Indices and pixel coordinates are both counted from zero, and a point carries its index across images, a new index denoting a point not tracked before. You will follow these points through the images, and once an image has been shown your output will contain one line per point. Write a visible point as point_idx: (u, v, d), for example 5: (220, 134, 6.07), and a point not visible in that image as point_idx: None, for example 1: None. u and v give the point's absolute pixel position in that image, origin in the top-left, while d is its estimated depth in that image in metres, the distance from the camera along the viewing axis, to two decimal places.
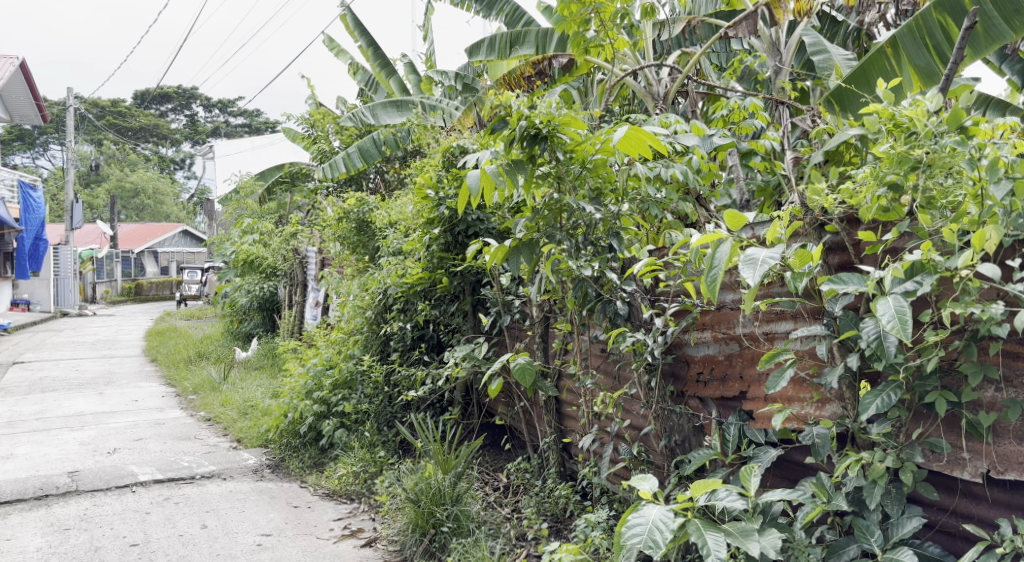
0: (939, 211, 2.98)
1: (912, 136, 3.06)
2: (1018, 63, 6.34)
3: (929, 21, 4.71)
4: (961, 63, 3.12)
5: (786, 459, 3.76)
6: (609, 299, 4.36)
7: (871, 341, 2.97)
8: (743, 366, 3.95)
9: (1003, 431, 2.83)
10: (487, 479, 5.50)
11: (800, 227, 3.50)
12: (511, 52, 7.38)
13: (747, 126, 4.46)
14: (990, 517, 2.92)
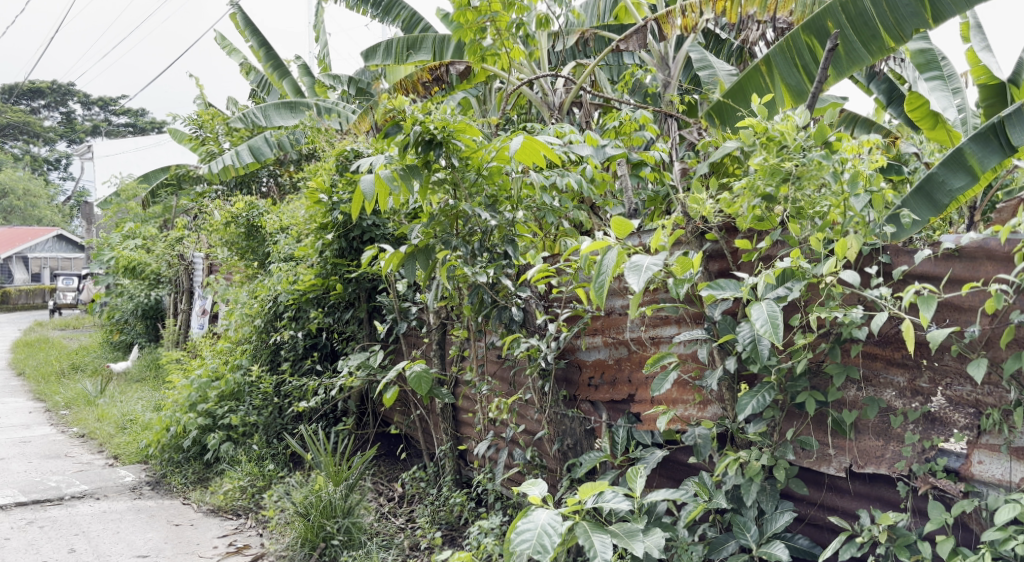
0: (808, 220, 3.14)
1: (783, 149, 3.19)
2: (886, 83, 6.58)
3: (797, 42, 4.69)
4: (825, 81, 3.32)
5: (671, 459, 3.88)
6: (504, 305, 4.39)
7: (746, 345, 3.11)
8: (631, 370, 4.05)
9: (864, 427, 3.02)
10: (382, 490, 5.42)
11: (682, 235, 3.63)
12: (409, 57, 7.31)
13: (638, 138, 4.63)
14: (853, 508, 3.11)
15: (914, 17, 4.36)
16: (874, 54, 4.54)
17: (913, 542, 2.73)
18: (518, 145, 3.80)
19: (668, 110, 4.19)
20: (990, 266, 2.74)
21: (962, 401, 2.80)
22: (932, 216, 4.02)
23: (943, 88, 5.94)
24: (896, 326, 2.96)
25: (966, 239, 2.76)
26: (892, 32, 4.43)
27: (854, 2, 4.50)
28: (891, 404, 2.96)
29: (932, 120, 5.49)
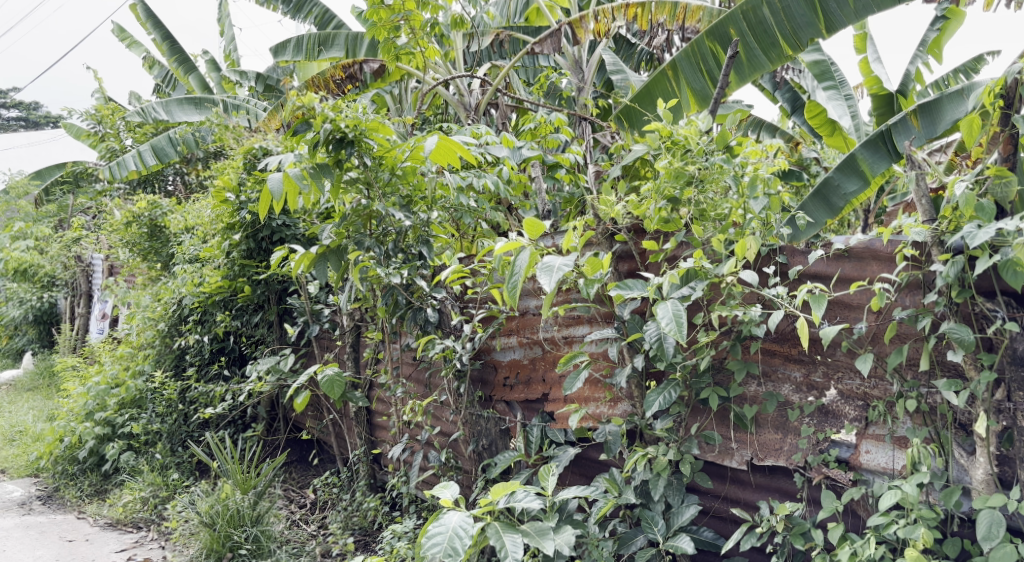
0: (710, 222, 3.26)
1: (687, 153, 3.27)
2: (792, 90, 6.47)
3: (703, 48, 4.73)
4: (726, 88, 3.45)
5: (583, 457, 3.93)
6: (419, 307, 4.36)
7: (652, 343, 3.16)
8: (545, 369, 4.09)
9: (764, 421, 3.14)
10: (293, 497, 5.30)
11: (593, 236, 3.69)
12: (320, 54, 7.14)
13: (552, 141, 4.61)
14: (754, 500, 3.22)
15: (810, 27, 4.49)
16: (774, 61, 4.64)
17: (807, 530, 2.86)
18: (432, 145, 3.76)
19: (582, 113, 4.23)
20: (876, 266, 2.89)
21: (853, 394, 2.95)
22: (828, 218, 4.32)
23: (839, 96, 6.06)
24: (791, 324, 3.09)
25: (855, 240, 2.90)
26: (791, 41, 4.55)
27: (754, 10, 4.58)
28: (788, 398, 3.09)
29: (829, 128, 5.79)
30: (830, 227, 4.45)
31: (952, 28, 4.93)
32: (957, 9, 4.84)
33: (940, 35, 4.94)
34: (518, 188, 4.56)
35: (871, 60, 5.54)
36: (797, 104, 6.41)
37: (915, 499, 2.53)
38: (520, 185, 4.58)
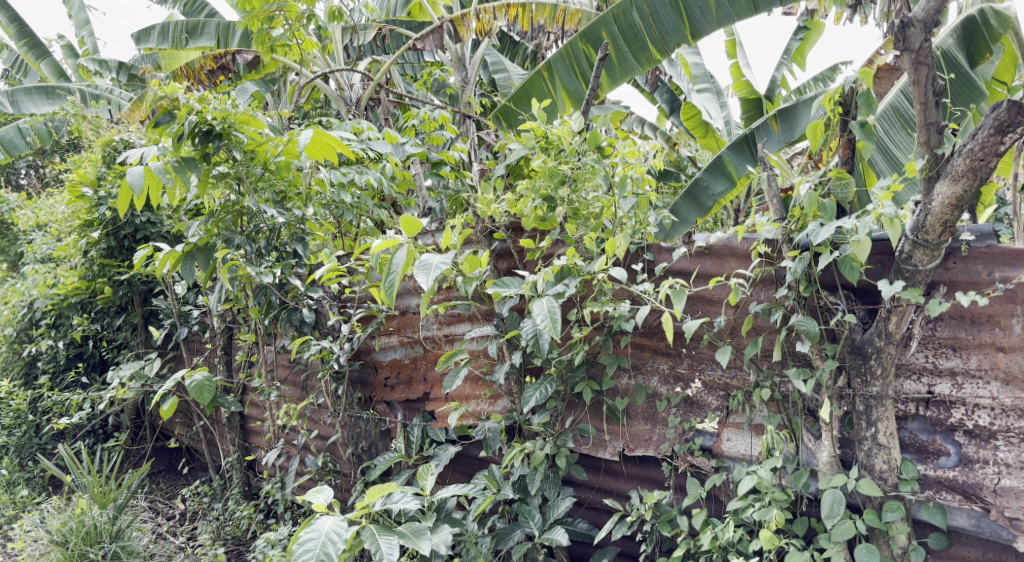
0: (582, 221, 3.34)
1: (561, 152, 3.30)
2: (669, 92, 6.26)
3: (576, 49, 4.47)
4: (598, 90, 3.54)
5: (464, 454, 3.92)
6: (295, 307, 4.20)
7: (528, 339, 3.18)
8: (427, 368, 4.03)
9: (634, 413, 3.26)
10: (160, 509, 5.04)
11: (472, 234, 3.70)
12: (187, 42, 6.71)
13: (437, 138, 4.50)
14: (626, 489, 3.33)
15: (677, 32, 4.23)
16: (643, 66, 4.37)
17: (674, 516, 2.98)
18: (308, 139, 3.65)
19: (465, 111, 4.19)
20: (734, 262, 3.05)
21: (715, 385, 3.10)
22: (698, 216, 4.42)
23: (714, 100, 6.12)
24: (658, 318, 3.20)
25: (715, 239, 3.04)
26: (659, 45, 4.27)
27: (624, 13, 4.30)
28: (657, 390, 3.21)
29: (703, 130, 5.83)
30: (702, 227, 4.57)
31: (813, 39, 5.22)
32: (818, 20, 5.14)
33: (802, 45, 5.24)
34: (401, 184, 4.50)
35: (741, 65, 5.78)
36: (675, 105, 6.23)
37: (769, 483, 2.68)
38: (403, 183, 4.53)
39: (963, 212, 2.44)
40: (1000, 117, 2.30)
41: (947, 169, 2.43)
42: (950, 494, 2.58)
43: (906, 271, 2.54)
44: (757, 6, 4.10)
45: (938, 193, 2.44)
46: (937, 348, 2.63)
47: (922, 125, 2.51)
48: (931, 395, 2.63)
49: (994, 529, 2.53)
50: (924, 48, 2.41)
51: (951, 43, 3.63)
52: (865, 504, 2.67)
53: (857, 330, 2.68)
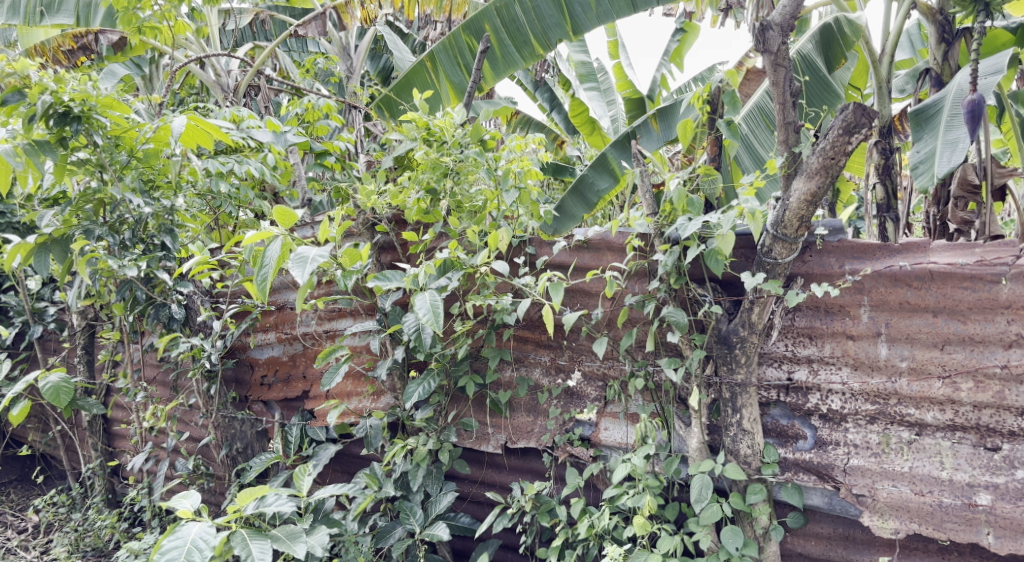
0: (466, 214, 3.30)
1: (442, 144, 3.27)
2: (551, 91, 6.17)
3: (459, 40, 4.27)
4: (480, 81, 3.60)
5: (344, 453, 3.82)
6: (162, 302, 3.94)
7: (411, 333, 3.13)
8: (306, 365, 3.90)
9: (517, 405, 3.28)
10: (11, 522, 4.67)
11: (353, 226, 3.59)
12: (41, 19, 5.69)
13: (321, 127, 4.30)
14: (508, 481, 3.35)
15: (558, 28, 4.06)
16: (526, 60, 4.18)
17: (553, 506, 3.02)
18: (181, 126, 3.45)
19: (350, 100, 4.05)
20: (610, 256, 3.12)
21: (594, 375, 3.17)
22: (585, 212, 4.32)
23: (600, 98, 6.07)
24: (539, 311, 3.24)
25: (592, 233, 3.09)
26: (543, 39, 4.07)
27: (506, 6, 4.09)
28: (539, 382, 3.26)
29: (590, 127, 5.84)
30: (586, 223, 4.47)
31: (690, 40, 5.40)
32: (693, 23, 5.31)
33: (679, 46, 5.41)
34: (284, 175, 4.29)
35: (624, 65, 5.82)
36: (557, 104, 6.15)
37: (643, 470, 2.75)
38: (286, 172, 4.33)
39: (817, 208, 2.58)
40: (847, 119, 2.45)
41: (803, 166, 2.56)
42: (807, 475, 2.71)
43: (767, 264, 2.68)
44: (636, 5, 3.94)
45: (795, 189, 2.57)
46: (795, 337, 2.78)
47: (781, 124, 2.64)
48: (791, 381, 2.78)
49: (844, 506, 2.68)
50: (782, 50, 2.53)
51: (810, 47, 3.82)
52: (731, 488, 2.80)
53: (723, 321, 2.80)
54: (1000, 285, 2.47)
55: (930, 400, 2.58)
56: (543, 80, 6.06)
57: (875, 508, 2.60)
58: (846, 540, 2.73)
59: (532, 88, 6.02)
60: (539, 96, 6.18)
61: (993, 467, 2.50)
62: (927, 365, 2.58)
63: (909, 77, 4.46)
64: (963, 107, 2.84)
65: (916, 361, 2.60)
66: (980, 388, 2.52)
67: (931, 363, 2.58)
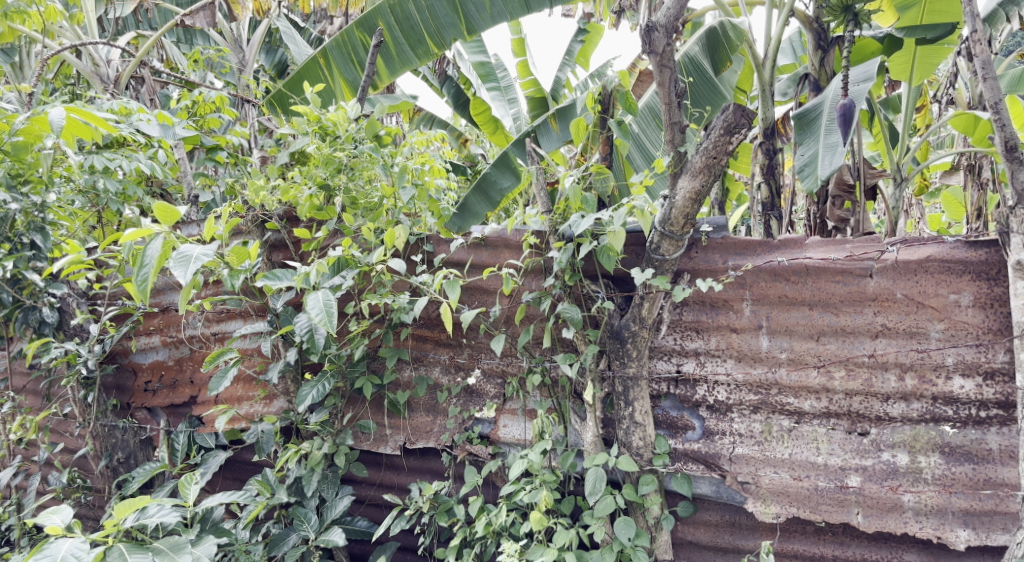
0: (360, 211, 3.23)
1: (335, 139, 3.18)
2: (456, 85, 5.91)
3: (352, 37, 4.14)
4: (373, 77, 3.52)
5: (235, 460, 3.68)
6: (31, 305, 3.68)
7: (303, 334, 3.02)
8: (194, 370, 3.73)
9: (416, 405, 3.25)
10: None
11: (242, 224, 3.45)
12: None
13: (214, 120, 4.12)
14: (406, 483, 3.32)
15: (453, 28, 3.99)
16: (421, 59, 4.09)
17: (451, 506, 3.00)
18: (59, 117, 3.21)
19: (243, 94, 3.87)
20: (507, 253, 3.12)
21: (493, 373, 3.18)
22: (489, 211, 4.22)
23: (502, 97, 5.84)
24: (436, 310, 3.21)
25: (489, 230, 3.09)
26: (438, 39, 4.00)
27: (399, 4, 3.97)
28: (438, 381, 3.24)
29: (493, 126, 5.79)
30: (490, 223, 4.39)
31: (593, 41, 5.47)
32: (597, 24, 5.38)
33: (584, 46, 5.45)
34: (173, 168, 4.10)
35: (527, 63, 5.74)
36: (464, 101, 5.91)
37: (539, 466, 2.78)
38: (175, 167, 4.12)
39: (701, 206, 2.66)
40: (727, 119, 2.51)
41: (687, 166, 2.63)
42: (695, 464, 2.79)
43: (655, 261, 2.76)
44: (529, 6, 3.93)
45: (680, 187, 2.65)
46: (683, 331, 2.88)
47: (668, 124, 2.68)
48: (680, 374, 2.88)
49: (731, 494, 2.77)
50: (666, 52, 2.60)
51: (697, 50, 3.94)
52: (625, 480, 2.86)
53: (615, 317, 2.87)
54: (868, 279, 2.62)
55: (807, 389, 2.71)
56: (448, 75, 5.78)
57: (758, 494, 2.70)
58: (733, 526, 2.83)
59: (438, 82, 5.73)
60: (444, 91, 5.91)
61: (863, 450, 2.64)
62: (804, 355, 2.71)
63: (789, 81, 4.71)
64: (836, 110, 3.00)
65: (794, 353, 2.73)
66: (851, 376, 2.66)
67: (808, 353, 2.71)
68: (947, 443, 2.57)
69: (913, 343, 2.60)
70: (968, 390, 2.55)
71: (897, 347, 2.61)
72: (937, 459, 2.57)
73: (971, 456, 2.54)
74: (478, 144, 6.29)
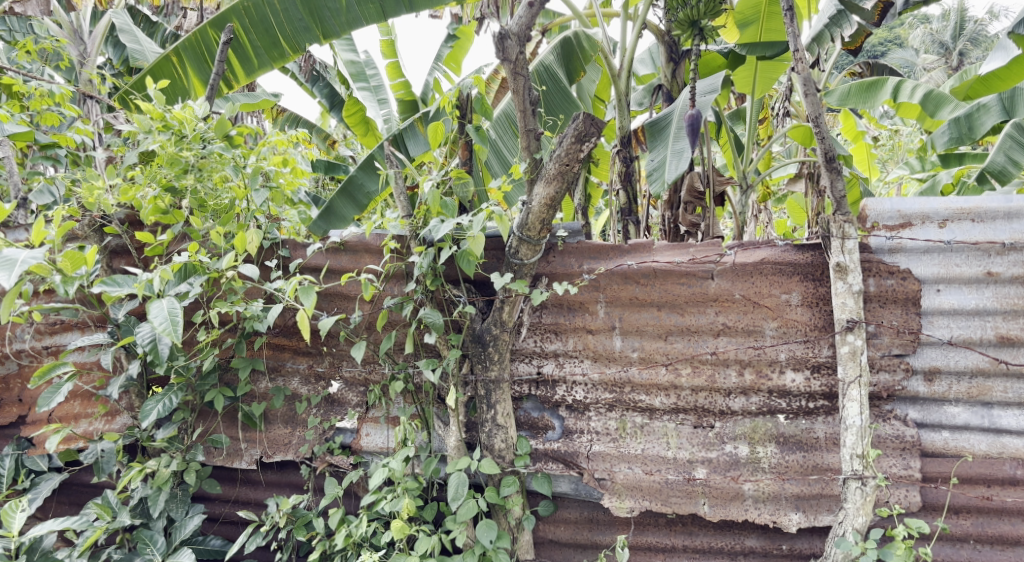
0: (210, 214, 3.09)
1: (180, 138, 3.00)
2: (329, 86, 5.72)
3: (204, 36, 3.90)
4: (221, 76, 3.39)
5: (72, 482, 3.41)
6: None
7: (145, 345, 2.84)
8: (22, 388, 3.40)
9: (273, 417, 3.14)
10: None
11: (76, 228, 3.22)
12: None
13: (52, 116, 3.75)
14: (263, 498, 3.20)
15: (308, 33, 3.77)
16: (276, 62, 3.89)
17: (310, 519, 2.91)
18: None
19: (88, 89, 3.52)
20: (368, 258, 3.08)
21: (354, 381, 3.12)
22: (355, 214, 3.98)
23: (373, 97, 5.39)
24: (293, 317, 3.12)
25: (348, 235, 3.04)
26: (293, 43, 3.80)
27: (253, 5, 3.74)
28: (296, 391, 3.16)
29: (365, 128, 5.41)
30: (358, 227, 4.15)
31: (463, 47, 5.32)
32: (465, 30, 5.29)
33: (454, 51, 5.31)
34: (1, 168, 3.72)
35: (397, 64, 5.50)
36: (337, 102, 5.72)
37: (400, 473, 2.74)
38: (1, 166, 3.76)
39: (557, 211, 2.73)
40: (579, 128, 2.58)
41: (542, 172, 2.69)
42: (555, 464, 2.85)
43: (514, 265, 2.81)
44: (386, 13, 3.69)
45: (536, 193, 2.70)
46: (543, 333, 2.94)
47: (523, 131, 2.75)
48: (540, 375, 2.94)
49: (588, 491, 2.84)
50: (519, 60, 2.65)
51: (552, 59, 4.02)
52: (486, 483, 2.89)
53: (477, 320, 2.89)
54: (709, 281, 2.76)
55: (657, 387, 2.84)
56: (320, 74, 5.63)
57: (613, 490, 2.79)
58: (591, 522, 2.91)
59: (307, 80, 5.58)
60: (315, 92, 5.72)
61: (708, 443, 2.79)
62: (654, 354, 2.84)
63: (645, 92, 4.89)
64: (685, 121, 3.14)
65: (644, 352, 2.85)
66: (696, 373, 2.80)
67: (657, 352, 2.84)
68: (781, 434, 2.75)
69: (751, 341, 2.77)
70: (799, 383, 2.75)
71: (736, 344, 2.78)
72: (773, 449, 2.75)
73: (802, 445, 2.74)
74: (349, 146, 5.99)
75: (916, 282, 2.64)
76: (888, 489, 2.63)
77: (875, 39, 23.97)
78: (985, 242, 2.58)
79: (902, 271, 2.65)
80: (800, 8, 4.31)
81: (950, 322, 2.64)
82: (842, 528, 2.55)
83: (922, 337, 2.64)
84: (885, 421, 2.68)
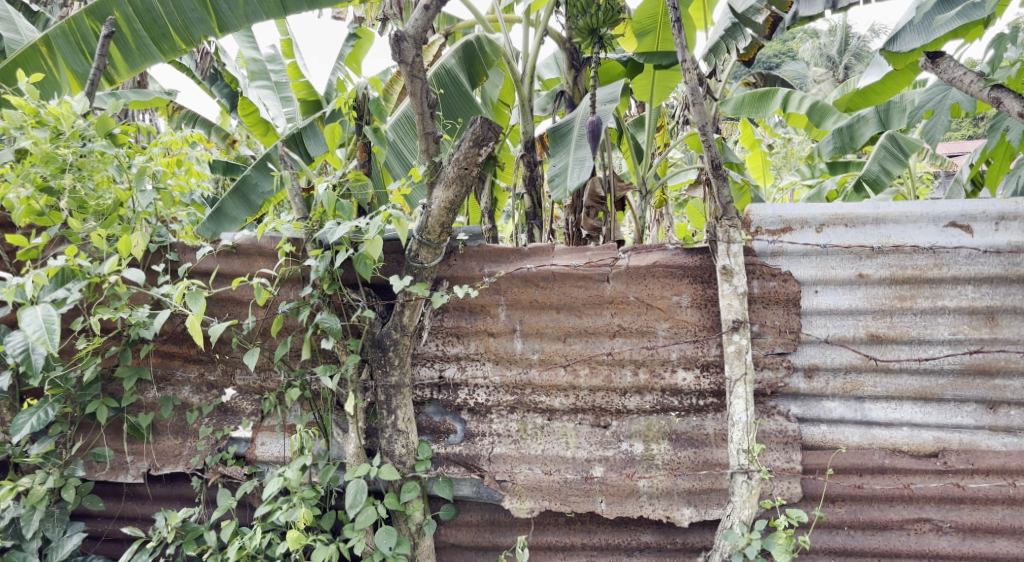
0: (91, 215, 2.93)
1: (57, 135, 2.83)
2: (228, 86, 5.53)
3: (80, 24, 3.70)
4: (104, 69, 3.21)
5: None
6: None
7: (16, 355, 2.67)
8: None
9: (161, 428, 3.01)
10: None
11: None
12: None
13: None
14: (150, 513, 3.06)
15: (202, 24, 3.63)
16: (166, 55, 3.71)
17: (201, 533, 2.81)
18: None
19: None
20: (261, 262, 3.00)
21: (249, 389, 3.03)
22: (247, 216, 3.87)
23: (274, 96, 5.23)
24: (182, 323, 3.00)
25: (241, 238, 2.95)
26: (184, 34, 3.65)
27: None
28: (187, 400, 3.04)
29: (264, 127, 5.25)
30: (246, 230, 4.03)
31: (365, 46, 5.24)
32: (367, 29, 5.25)
33: (355, 51, 5.20)
34: None
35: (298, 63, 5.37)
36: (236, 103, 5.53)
37: (297, 482, 2.67)
38: None
39: (456, 215, 2.73)
40: (476, 132, 2.59)
41: (442, 175, 2.69)
42: (456, 467, 2.85)
43: (414, 268, 2.79)
44: (287, 7, 3.60)
45: (435, 197, 2.70)
46: (444, 337, 2.94)
47: (421, 134, 2.73)
48: (441, 379, 2.93)
49: (490, 493, 2.86)
50: (416, 62, 2.63)
51: (454, 62, 4.00)
52: (386, 489, 2.85)
53: (377, 325, 2.85)
54: (605, 283, 2.82)
55: (557, 388, 2.88)
56: (219, 73, 5.45)
57: (514, 491, 2.81)
58: (492, 524, 2.92)
59: (205, 79, 5.39)
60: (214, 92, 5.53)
61: (605, 442, 2.85)
62: (553, 356, 2.88)
63: (548, 98, 4.95)
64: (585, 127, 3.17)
65: (544, 354, 2.88)
66: (594, 374, 2.86)
67: (556, 354, 2.87)
68: (673, 431, 2.83)
69: (644, 341, 2.85)
70: (689, 382, 2.83)
71: (630, 345, 2.85)
72: (666, 446, 2.82)
73: (693, 441, 2.82)
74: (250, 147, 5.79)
75: (796, 283, 2.77)
76: (771, 482, 2.75)
77: (767, 50, 25.07)
78: (857, 246, 2.73)
79: (783, 273, 2.78)
80: (696, 18, 4.46)
81: (826, 321, 2.78)
82: (730, 521, 2.65)
83: (802, 336, 2.78)
84: (769, 416, 2.81)
